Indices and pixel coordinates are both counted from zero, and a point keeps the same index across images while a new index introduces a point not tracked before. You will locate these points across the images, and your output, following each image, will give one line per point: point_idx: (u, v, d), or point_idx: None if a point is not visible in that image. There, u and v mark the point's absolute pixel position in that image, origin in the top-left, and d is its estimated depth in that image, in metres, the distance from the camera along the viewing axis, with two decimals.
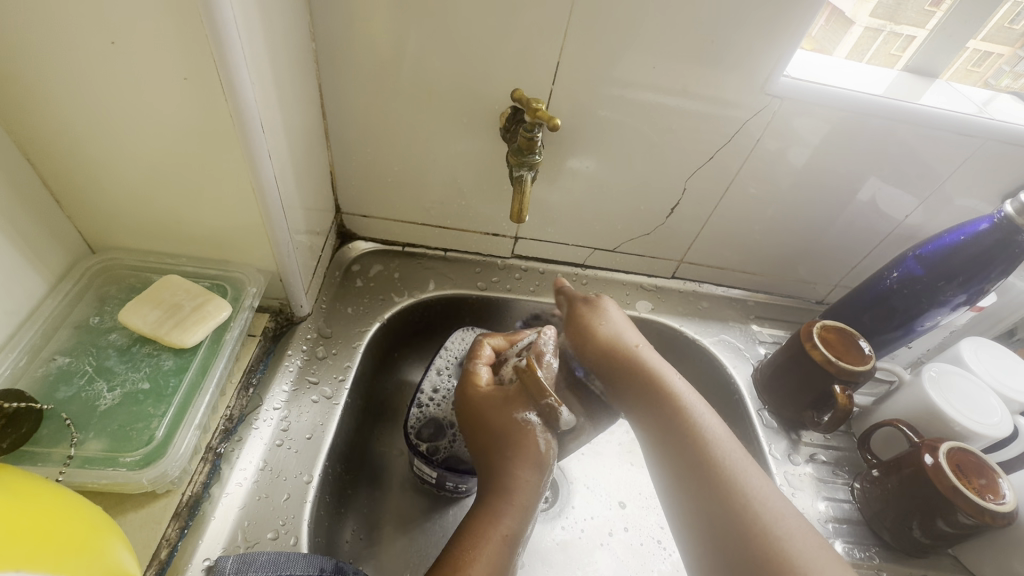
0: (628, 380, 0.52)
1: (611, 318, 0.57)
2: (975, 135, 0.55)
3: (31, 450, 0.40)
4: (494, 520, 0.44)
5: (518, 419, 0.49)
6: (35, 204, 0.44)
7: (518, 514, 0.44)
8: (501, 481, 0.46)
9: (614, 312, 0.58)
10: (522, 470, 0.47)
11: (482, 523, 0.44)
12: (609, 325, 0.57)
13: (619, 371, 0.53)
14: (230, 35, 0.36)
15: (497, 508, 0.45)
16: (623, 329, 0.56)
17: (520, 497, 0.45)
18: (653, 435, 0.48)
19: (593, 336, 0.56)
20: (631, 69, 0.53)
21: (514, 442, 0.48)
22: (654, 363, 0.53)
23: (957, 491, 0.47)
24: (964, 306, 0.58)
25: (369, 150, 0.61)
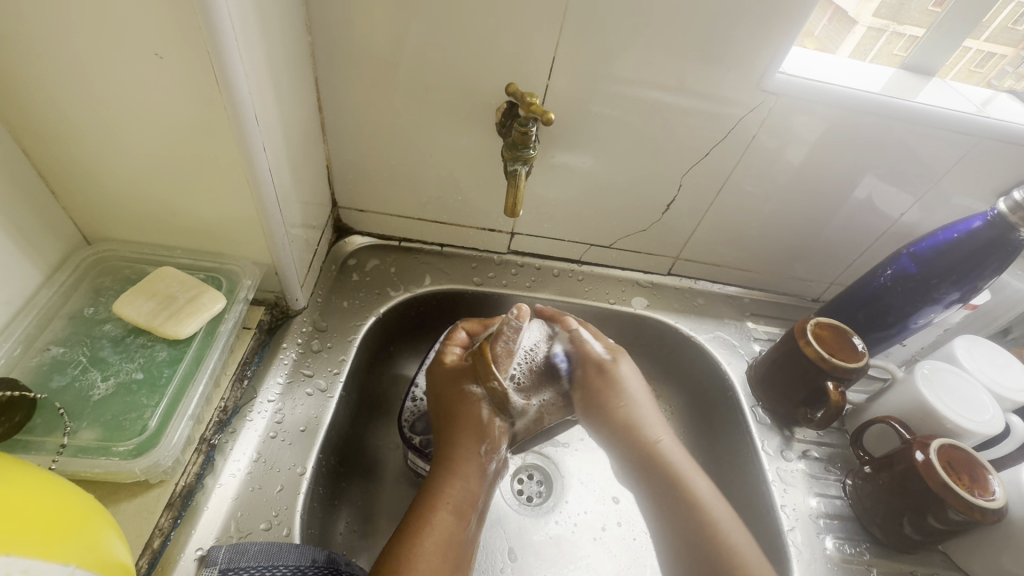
0: (619, 420, 0.54)
1: (628, 385, 0.56)
2: (971, 134, 0.55)
3: (25, 439, 0.40)
4: (443, 491, 0.47)
5: (471, 398, 0.52)
6: (30, 195, 0.44)
7: (463, 490, 0.47)
8: (448, 460, 0.49)
9: (629, 369, 0.57)
10: (473, 451, 0.50)
11: (431, 495, 0.47)
12: (624, 385, 0.56)
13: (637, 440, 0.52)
14: (224, 27, 0.36)
15: (446, 483, 0.48)
16: (634, 379, 0.57)
17: (468, 475, 0.48)
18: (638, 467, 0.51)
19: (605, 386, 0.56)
20: (627, 65, 0.53)
21: (467, 424, 0.51)
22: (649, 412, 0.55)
23: (947, 487, 0.47)
24: (957, 304, 0.58)
25: (365, 144, 0.61)
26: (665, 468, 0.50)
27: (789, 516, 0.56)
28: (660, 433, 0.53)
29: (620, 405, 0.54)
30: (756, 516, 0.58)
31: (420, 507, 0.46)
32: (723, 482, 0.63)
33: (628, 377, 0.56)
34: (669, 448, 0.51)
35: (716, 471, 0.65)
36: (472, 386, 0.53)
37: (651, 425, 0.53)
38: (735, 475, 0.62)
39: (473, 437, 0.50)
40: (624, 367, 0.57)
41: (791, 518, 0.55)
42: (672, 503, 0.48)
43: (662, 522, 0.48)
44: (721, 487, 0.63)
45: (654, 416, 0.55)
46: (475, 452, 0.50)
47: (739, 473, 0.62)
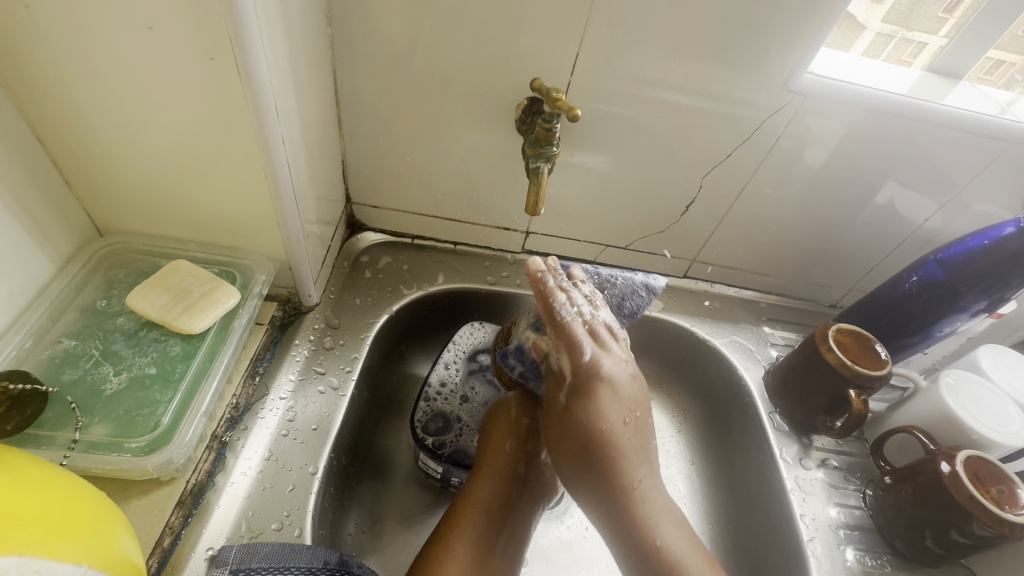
0: (584, 445, 0.47)
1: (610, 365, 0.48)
2: (1000, 139, 0.54)
3: (35, 434, 0.40)
4: (470, 498, 0.49)
5: (511, 419, 0.53)
6: (44, 185, 0.44)
7: (495, 492, 0.49)
8: (478, 470, 0.51)
9: (610, 391, 0.47)
10: (503, 461, 0.51)
11: (460, 501, 0.49)
12: (602, 404, 0.47)
13: (593, 460, 0.46)
14: (247, 16, 0.35)
15: (475, 491, 0.50)
16: (616, 409, 0.47)
17: (497, 486, 0.50)
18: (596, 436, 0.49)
19: (584, 404, 0.47)
20: (650, 64, 0.51)
21: (504, 437, 0.52)
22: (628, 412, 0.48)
23: (975, 500, 0.46)
24: (983, 313, 0.57)
25: (381, 139, 0.60)
26: (623, 490, 0.45)
27: (809, 526, 0.54)
28: (636, 473, 0.46)
29: (596, 437, 0.46)
30: (773, 524, 0.57)
31: (449, 514, 0.48)
32: (738, 489, 0.62)
33: (608, 400, 0.47)
34: (643, 487, 0.46)
35: (731, 477, 0.64)
36: (516, 407, 0.54)
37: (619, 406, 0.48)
38: (751, 481, 0.61)
39: (509, 452, 0.51)
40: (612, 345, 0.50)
41: (810, 528, 0.54)
42: (613, 516, 0.45)
43: (610, 533, 0.46)
44: (737, 494, 0.62)
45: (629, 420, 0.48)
46: (510, 467, 0.51)
47: (755, 480, 0.61)
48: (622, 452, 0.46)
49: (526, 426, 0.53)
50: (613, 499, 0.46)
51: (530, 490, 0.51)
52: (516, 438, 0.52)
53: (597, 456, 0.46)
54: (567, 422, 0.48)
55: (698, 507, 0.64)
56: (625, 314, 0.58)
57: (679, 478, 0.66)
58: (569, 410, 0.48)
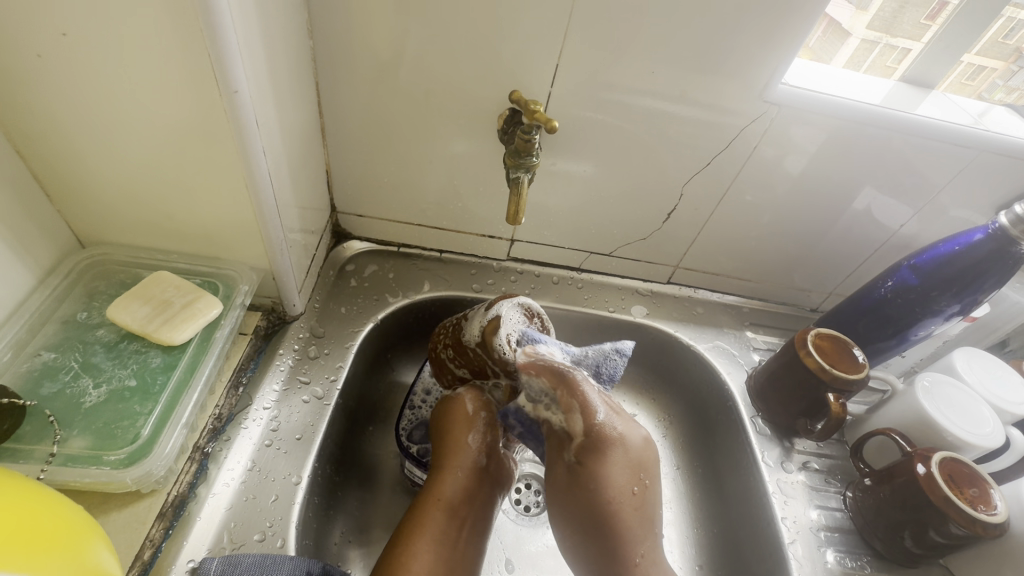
0: (590, 521, 0.45)
1: (618, 454, 0.46)
2: (971, 147, 0.56)
3: (12, 447, 0.39)
4: (435, 495, 0.48)
5: (467, 411, 0.52)
6: (25, 197, 0.44)
7: (458, 485, 0.48)
8: (439, 465, 0.50)
9: (620, 456, 0.46)
10: (464, 456, 0.50)
11: (422, 499, 0.48)
12: (607, 473, 0.45)
13: (598, 529, 0.45)
14: (224, 30, 0.35)
15: (439, 486, 0.48)
16: (625, 477, 0.46)
17: (461, 481, 0.49)
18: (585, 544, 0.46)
19: (591, 473, 0.46)
20: (629, 74, 0.53)
21: (461, 432, 0.51)
22: (634, 500, 0.45)
23: (948, 501, 0.47)
24: (957, 316, 0.58)
25: (365, 148, 0.60)
26: (627, 562, 0.44)
27: (790, 529, 0.55)
28: (640, 545, 0.44)
29: (601, 510, 0.45)
30: (756, 528, 0.58)
31: (413, 510, 0.47)
32: (722, 492, 0.63)
33: (616, 465, 0.46)
34: (644, 559, 0.44)
35: (714, 481, 0.64)
36: (471, 400, 0.53)
37: (625, 499, 0.45)
38: (735, 485, 0.62)
39: (469, 442, 0.51)
40: (620, 417, 0.48)
41: (792, 530, 0.55)
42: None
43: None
44: (721, 498, 0.63)
45: (638, 507, 0.45)
46: (469, 462, 0.50)
47: (738, 483, 0.61)
48: (629, 523, 0.45)
49: (481, 418, 0.52)
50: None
51: (491, 480, 0.51)
52: (476, 431, 0.51)
53: (602, 529, 0.45)
54: (574, 495, 0.46)
55: (682, 511, 0.64)
56: (602, 381, 0.52)
57: (664, 483, 0.67)
58: (576, 475, 0.46)
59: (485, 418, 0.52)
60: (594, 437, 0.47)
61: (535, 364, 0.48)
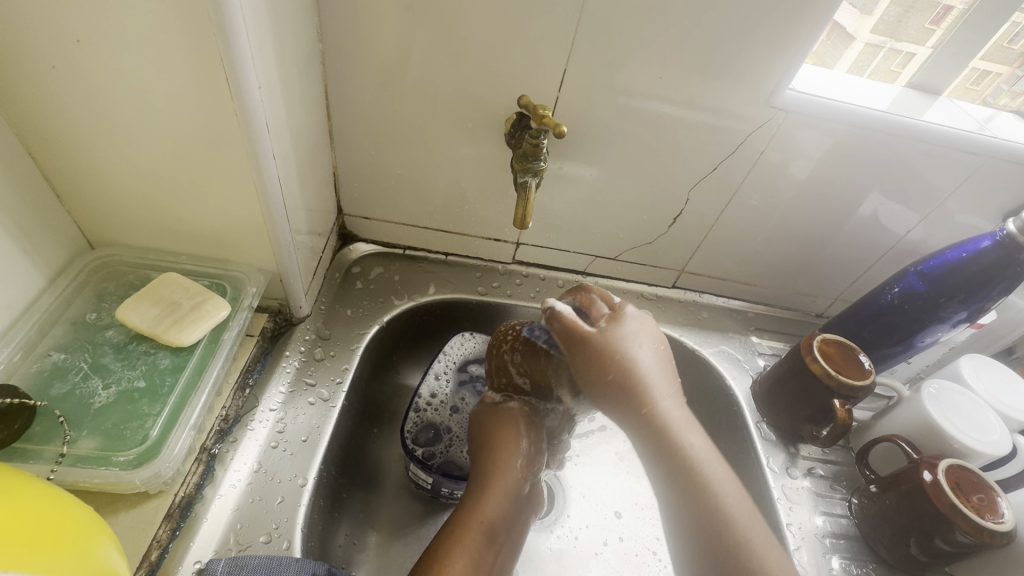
0: (611, 375, 0.46)
1: (627, 348, 0.46)
2: (978, 154, 0.56)
3: (23, 447, 0.40)
4: (477, 513, 0.47)
5: (518, 432, 0.52)
6: (36, 199, 0.44)
7: (499, 508, 0.48)
8: (482, 484, 0.49)
9: (634, 327, 0.48)
10: (508, 478, 0.50)
11: (465, 515, 0.47)
12: (622, 338, 0.47)
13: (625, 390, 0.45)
14: (237, 34, 0.36)
15: (482, 506, 0.48)
16: (641, 340, 0.48)
17: (502, 503, 0.48)
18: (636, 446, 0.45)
19: (605, 343, 0.47)
20: (636, 79, 0.53)
21: (508, 453, 0.51)
22: (662, 394, 0.45)
23: (956, 509, 0.47)
24: (965, 323, 0.58)
25: (372, 152, 0.61)
26: (652, 412, 0.44)
27: (795, 535, 0.55)
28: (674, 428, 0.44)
29: (619, 362, 0.46)
30: None
31: (448, 530, 0.46)
32: None
33: (632, 334, 0.48)
34: (666, 404, 0.45)
35: None
36: (523, 424, 0.53)
37: (644, 383, 0.45)
38: None
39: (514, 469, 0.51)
40: (627, 320, 0.49)
41: (797, 537, 0.55)
42: (672, 471, 0.43)
43: (663, 477, 0.43)
44: None
45: (670, 403, 0.45)
46: (511, 487, 0.50)
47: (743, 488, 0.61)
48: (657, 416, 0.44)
49: (526, 446, 0.52)
50: (671, 457, 0.43)
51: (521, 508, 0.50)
52: (521, 455, 0.51)
53: (626, 388, 0.45)
54: (597, 372, 0.46)
55: None
56: None
57: None
58: (594, 347, 0.47)
59: (527, 444, 0.52)
60: (599, 342, 0.47)
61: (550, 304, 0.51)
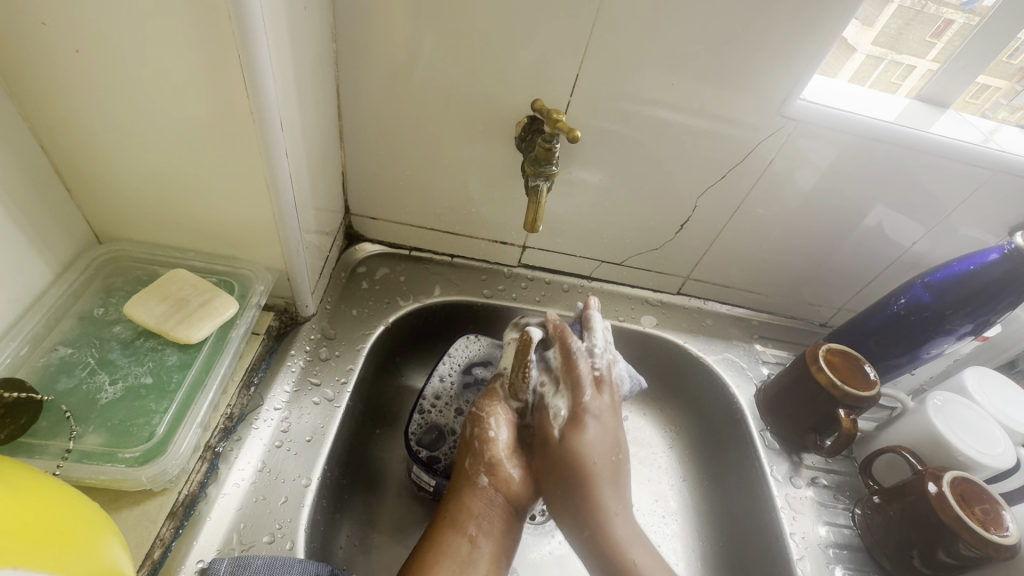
0: (573, 487, 0.49)
1: (592, 437, 0.50)
2: (987, 167, 0.56)
3: (28, 442, 0.39)
4: (444, 517, 0.47)
5: (470, 435, 0.51)
6: (46, 191, 0.44)
7: (468, 511, 0.47)
8: (450, 492, 0.49)
9: (596, 430, 0.50)
10: (466, 483, 0.49)
11: (431, 527, 0.47)
12: (591, 444, 0.50)
13: (573, 501, 0.49)
14: (256, 31, 0.36)
15: (446, 509, 0.48)
16: (601, 445, 0.50)
17: (470, 503, 0.48)
18: (569, 515, 0.49)
19: (574, 450, 0.49)
20: (649, 85, 0.53)
21: (462, 455, 0.51)
22: (614, 492, 0.49)
23: (960, 521, 0.47)
24: (970, 335, 0.59)
25: (382, 152, 0.61)
26: (602, 523, 0.47)
27: (799, 545, 0.55)
28: (612, 504, 0.49)
29: (582, 472, 0.49)
30: (764, 543, 0.58)
31: (429, 532, 0.46)
32: (728, 505, 0.63)
33: (596, 439, 0.50)
34: (616, 516, 0.48)
35: (721, 493, 0.64)
36: (472, 422, 0.52)
37: (597, 468, 0.49)
38: (742, 498, 0.61)
39: (469, 470, 0.50)
40: (594, 421, 0.51)
41: (800, 546, 0.55)
42: (606, 566, 0.46)
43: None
44: (727, 509, 0.63)
45: (610, 488, 0.49)
46: (471, 484, 0.49)
47: (745, 497, 0.61)
48: (602, 501, 0.48)
49: (478, 441, 0.51)
50: (592, 536, 0.47)
51: (502, 506, 0.48)
52: (472, 455, 0.50)
53: (576, 491, 0.48)
54: (561, 477, 0.49)
55: (690, 524, 0.64)
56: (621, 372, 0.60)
57: (671, 495, 0.66)
58: (557, 455, 0.50)
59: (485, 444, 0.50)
60: (567, 438, 0.50)
61: (557, 327, 0.54)
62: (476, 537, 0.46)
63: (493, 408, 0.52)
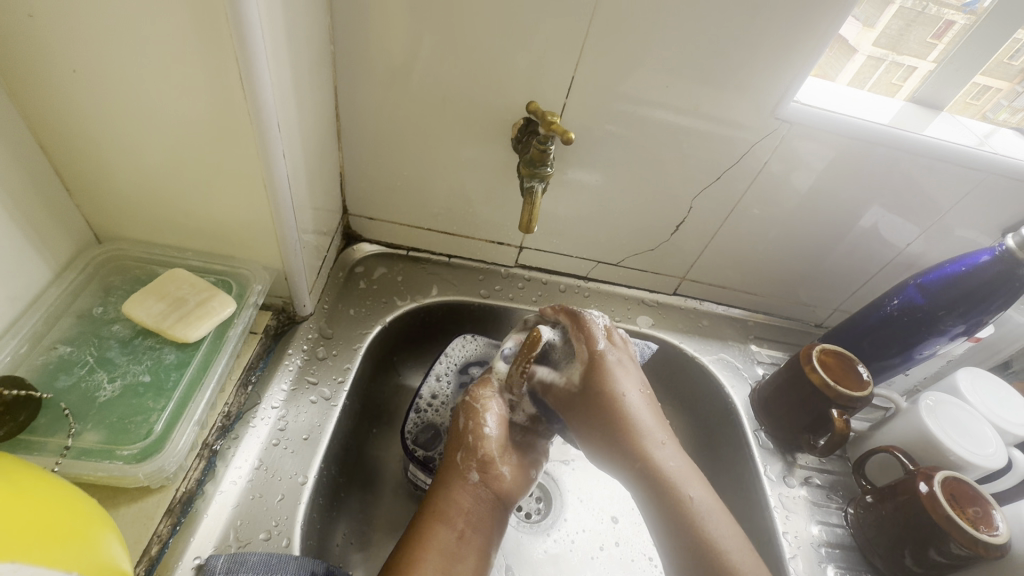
0: (608, 418, 0.51)
1: (619, 375, 0.53)
2: (980, 169, 0.56)
3: (27, 439, 0.40)
4: (435, 509, 0.47)
5: (463, 427, 0.52)
6: (46, 191, 0.44)
7: (458, 504, 0.48)
8: (441, 482, 0.49)
9: (620, 369, 0.53)
10: (456, 475, 0.49)
11: (421, 518, 0.47)
12: (615, 379, 0.52)
13: (614, 433, 0.50)
14: (253, 34, 0.36)
15: (437, 502, 0.48)
16: (630, 383, 0.53)
17: (459, 497, 0.48)
18: (611, 448, 0.51)
19: (600, 385, 0.52)
20: (644, 86, 0.53)
21: (455, 445, 0.51)
22: (655, 425, 0.51)
23: (950, 520, 0.47)
24: (962, 336, 0.59)
25: (380, 153, 0.61)
26: (648, 454, 0.49)
27: (792, 544, 0.55)
28: (656, 435, 0.50)
29: (616, 408, 0.51)
30: (757, 542, 0.58)
31: (416, 526, 0.47)
32: (722, 504, 0.63)
33: (623, 375, 0.53)
34: (661, 447, 0.50)
35: (716, 491, 0.65)
36: (465, 415, 0.52)
37: (632, 403, 0.51)
38: (736, 497, 0.62)
39: (460, 464, 0.50)
40: (620, 355, 0.54)
41: (793, 545, 0.55)
42: (654, 489, 0.48)
43: (651, 506, 0.48)
44: None
45: (649, 419, 0.51)
46: (461, 479, 0.49)
47: (739, 496, 0.62)
48: (643, 435, 0.50)
49: (471, 434, 0.51)
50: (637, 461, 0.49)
51: (490, 502, 0.49)
52: (466, 447, 0.51)
53: (616, 425, 0.50)
54: (599, 412, 0.51)
55: None
56: None
57: None
58: (586, 393, 0.53)
59: (478, 439, 0.51)
60: (595, 376, 0.53)
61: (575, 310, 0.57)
62: (464, 532, 0.46)
63: (486, 402, 0.52)
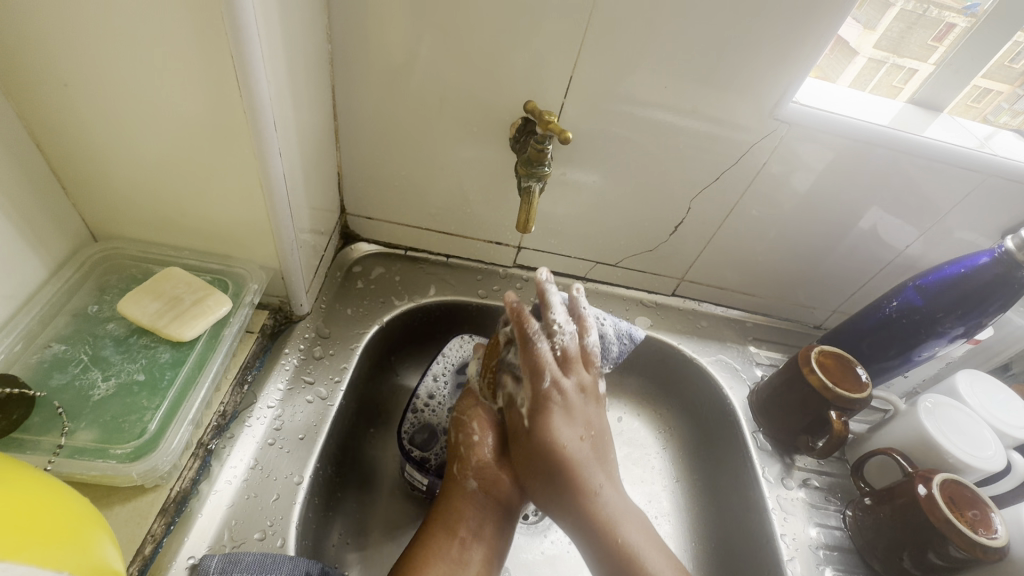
0: (544, 459, 0.48)
1: (558, 415, 0.48)
2: (979, 170, 0.56)
3: (20, 438, 0.40)
4: (434, 518, 0.48)
5: (456, 440, 0.53)
6: (41, 188, 0.44)
7: (458, 513, 0.48)
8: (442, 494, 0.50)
9: (563, 407, 0.49)
10: (455, 485, 0.50)
11: (422, 530, 0.48)
12: (555, 418, 0.48)
13: (555, 479, 0.47)
14: (248, 32, 0.36)
15: (438, 511, 0.49)
16: (571, 425, 0.48)
17: (460, 504, 0.49)
18: (550, 495, 0.48)
19: (543, 426, 0.48)
20: (642, 87, 0.53)
21: (449, 459, 0.52)
22: (599, 470, 0.48)
23: (950, 524, 0.47)
24: (961, 338, 0.59)
25: (378, 152, 0.61)
26: (586, 503, 0.46)
27: (789, 546, 0.55)
28: (596, 481, 0.47)
29: (555, 455, 0.47)
30: (754, 544, 0.58)
31: (418, 536, 0.47)
32: (719, 506, 0.63)
33: (562, 416, 0.49)
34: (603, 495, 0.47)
35: (713, 493, 0.64)
36: (456, 428, 0.53)
37: (575, 446, 0.48)
38: (733, 498, 0.62)
39: (457, 475, 0.51)
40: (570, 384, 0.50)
41: (791, 547, 0.55)
42: (591, 541, 0.46)
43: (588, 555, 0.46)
44: (719, 509, 0.63)
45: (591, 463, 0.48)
46: (460, 488, 0.50)
47: (736, 497, 0.61)
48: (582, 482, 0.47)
49: (462, 445, 0.52)
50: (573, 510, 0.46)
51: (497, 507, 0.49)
52: (458, 459, 0.51)
53: (555, 472, 0.47)
54: (540, 456, 0.48)
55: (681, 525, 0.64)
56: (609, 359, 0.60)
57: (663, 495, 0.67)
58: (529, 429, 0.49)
59: (474, 448, 0.51)
60: (540, 414, 0.49)
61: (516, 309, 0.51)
62: (463, 540, 0.47)
63: (472, 413, 0.54)
